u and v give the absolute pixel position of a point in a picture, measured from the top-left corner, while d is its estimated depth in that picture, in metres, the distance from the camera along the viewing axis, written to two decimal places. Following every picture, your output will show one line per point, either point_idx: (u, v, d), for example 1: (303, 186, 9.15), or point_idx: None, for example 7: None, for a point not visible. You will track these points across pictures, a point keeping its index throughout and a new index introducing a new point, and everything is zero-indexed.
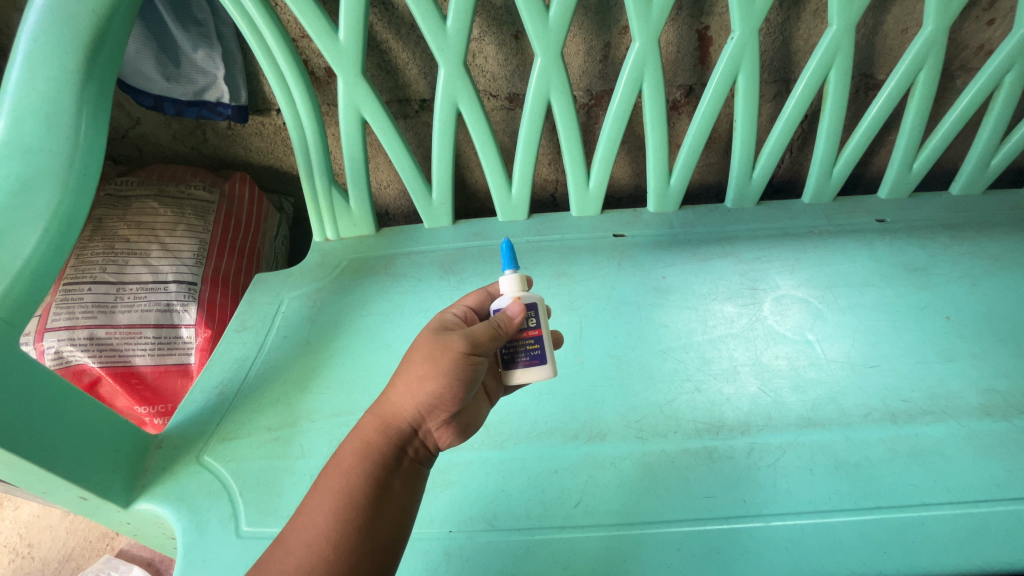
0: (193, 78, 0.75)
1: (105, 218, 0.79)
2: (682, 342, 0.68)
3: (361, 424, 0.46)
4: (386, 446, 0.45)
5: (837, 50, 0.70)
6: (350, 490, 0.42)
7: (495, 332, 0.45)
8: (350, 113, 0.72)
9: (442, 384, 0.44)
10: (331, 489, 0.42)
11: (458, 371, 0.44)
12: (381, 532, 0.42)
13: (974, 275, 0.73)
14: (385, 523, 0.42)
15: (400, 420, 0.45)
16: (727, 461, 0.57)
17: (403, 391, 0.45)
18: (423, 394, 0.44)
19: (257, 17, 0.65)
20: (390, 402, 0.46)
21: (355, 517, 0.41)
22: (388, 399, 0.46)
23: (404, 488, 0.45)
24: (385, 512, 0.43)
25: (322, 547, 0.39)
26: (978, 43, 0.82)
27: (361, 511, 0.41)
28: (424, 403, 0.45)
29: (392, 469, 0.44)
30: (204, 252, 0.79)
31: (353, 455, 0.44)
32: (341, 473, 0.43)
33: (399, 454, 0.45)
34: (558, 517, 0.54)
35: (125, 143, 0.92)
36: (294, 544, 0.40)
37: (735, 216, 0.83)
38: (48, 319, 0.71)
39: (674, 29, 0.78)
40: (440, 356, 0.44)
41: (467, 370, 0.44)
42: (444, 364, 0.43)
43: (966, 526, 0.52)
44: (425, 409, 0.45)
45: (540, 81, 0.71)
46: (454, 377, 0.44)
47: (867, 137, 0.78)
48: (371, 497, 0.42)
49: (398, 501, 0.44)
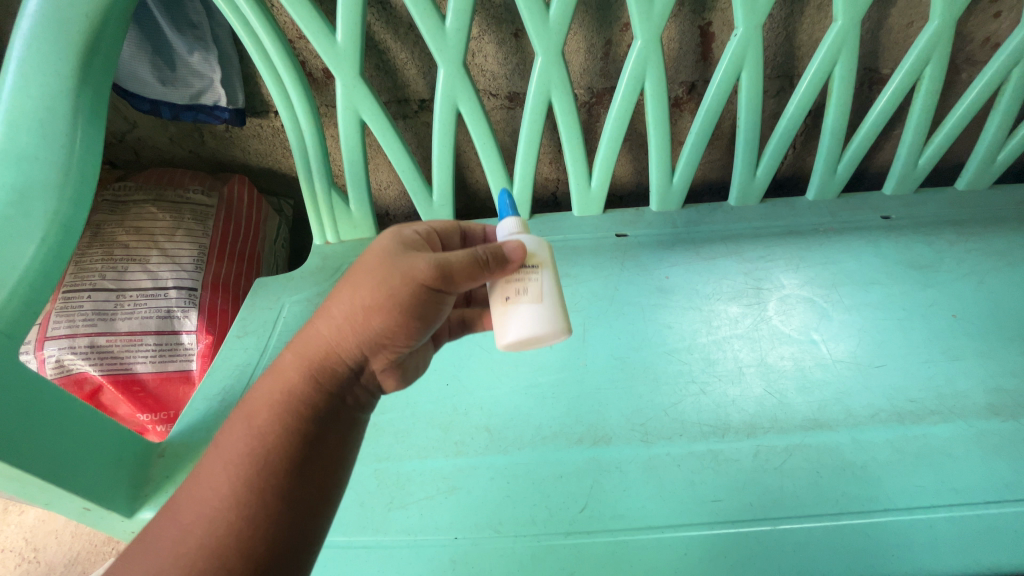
0: (190, 82, 0.74)
1: (103, 224, 0.78)
2: (686, 343, 0.68)
3: (289, 361, 0.43)
4: (310, 385, 0.42)
5: (841, 45, 0.69)
6: (265, 434, 0.40)
7: (476, 263, 0.41)
8: (349, 116, 0.71)
9: (389, 313, 0.41)
10: (236, 435, 0.40)
11: (411, 299, 0.41)
12: (300, 488, 0.39)
13: (980, 273, 0.73)
14: (308, 480, 0.40)
15: (325, 356, 0.43)
16: (733, 464, 0.57)
17: (334, 321, 0.43)
18: (376, 326, 0.42)
19: (253, 21, 0.64)
20: (310, 334, 0.44)
21: (270, 471, 0.39)
22: (309, 330, 0.44)
23: (335, 431, 0.43)
24: (309, 467, 0.40)
25: (227, 505, 0.37)
26: (983, 36, 0.81)
27: (275, 463, 0.39)
28: (367, 336, 0.43)
29: (320, 407, 0.42)
30: (203, 257, 0.79)
31: (266, 397, 0.42)
32: (261, 417, 0.41)
33: (330, 394, 0.43)
34: (564, 523, 0.54)
35: (122, 147, 0.91)
36: (201, 498, 0.38)
37: (739, 214, 0.82)
38: (47, 328, 0.70)
39: (675, 26, 0.77)
40: (399, 281, 0.41)
41: (424, 296, 0.41)
42: (391, 283, 0.41)
43: (974, 528, 0.51)
44: (362, 341, 0.43)
45: (541, 80, 0.70)
46: (406, 305, 0.41)
47: (872, 133, 0.76)
48: (291, 446, 0.40)
49: (324, 453, 0.42)
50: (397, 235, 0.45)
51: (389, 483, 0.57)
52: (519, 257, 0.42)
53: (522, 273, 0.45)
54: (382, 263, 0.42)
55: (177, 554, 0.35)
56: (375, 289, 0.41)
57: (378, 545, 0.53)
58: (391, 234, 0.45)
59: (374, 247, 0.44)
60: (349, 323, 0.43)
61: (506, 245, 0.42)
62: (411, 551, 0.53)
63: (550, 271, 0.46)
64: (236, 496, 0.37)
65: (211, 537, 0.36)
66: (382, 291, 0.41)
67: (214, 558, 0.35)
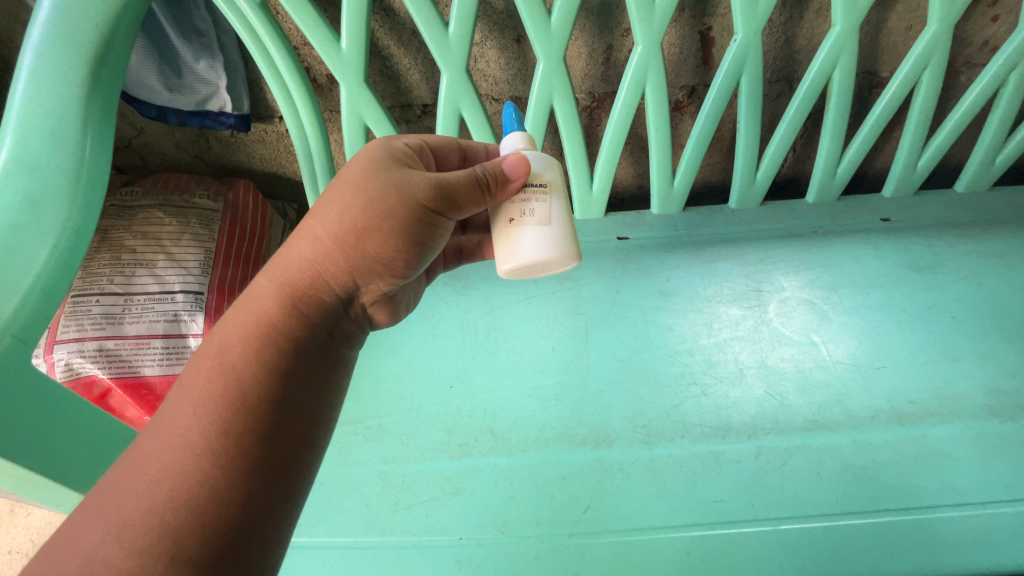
0: (196, 89, 0.74)
1: (111, 229, 0.79)
2: (687, 345, 0.68)
3: (271, 284, 0.43)
4: (286, 317, 0.42)
5: (841, 50, 0.70)
6: (238, 370, 0.39)
7: (473, 183, 0.42)
8: (353, 122, 0.72)
9: (379, 233, 0.42)
10: (206, 375, 0.39)
11: (402, 221, 0.41)
12: (277, 428, 0.38)
13: (979, 274, 0.73)
14: (284, 422, 0.39)
15: (304, 287, 0.43)
16: (734, 465, 0.57)
17: (317, 244, 0.43)
18: (363, 247, 0.42)
19: (260, 30, 0.65)
20: (286, 263, 0.43)
21: (247, 407, 0.38)
22: (284, 261, 0.43)
23: (313, 370, 0.42)
24: (286, 409, 0.39)
25: (197, 438, 0.36)
26: (982, 39, 0.82)
27: (252, 399, 0.38)
28: (354, 259, 0.43)
29: (297, 343, 0.42)
30: (209, 261, 0.80)
31: (238, 333, 0.41)
32: (239, 345, 0.40)
33: (311, 323, 0.43)
34: (568, 523, 0.55)
35: (129, 152, 0.92)
36: (170, 429, 0.36)
37: (740, 216, 0.83)
38: (56, 332, 0.71)
39: (676, 31, 0.77)
40: (392, 198, 0.41)
41: (416, 219, 0.42)
42: (380, 193, 0.41)
43: (973, 528, 0.52)
44: (344, 268, 0.43)
45: (543, 85, 0.71)
46: (397, 227, 0.42)
47: (871, 137, 0.77)
48: (269, 381, 0.39)
49: (301, 394, 0.41)
50: (386, 147, 0.45)
51: (395, 484, 0.58)
52: (520, 174, 0.43)
53: (528, 192, 0.44)
54: (371, 174, 0.42)
55: (143, 506, 0.32)
56: (362, 203, 0.41)
57: (385, 545, 0.54)
58: (380, 146, 0.45)
59: (358, 161, 0.44)
60: (329, 245, 0.42)
61: (507, 160, 0.43)
62: (417, 552, 0.54)
63: (558, 196, 0.45)
64: (212, 434, 0.36)
65: (183, 476, 0.34)
66: (368, 200, 0.41)
67: (186, 505, 0.33)
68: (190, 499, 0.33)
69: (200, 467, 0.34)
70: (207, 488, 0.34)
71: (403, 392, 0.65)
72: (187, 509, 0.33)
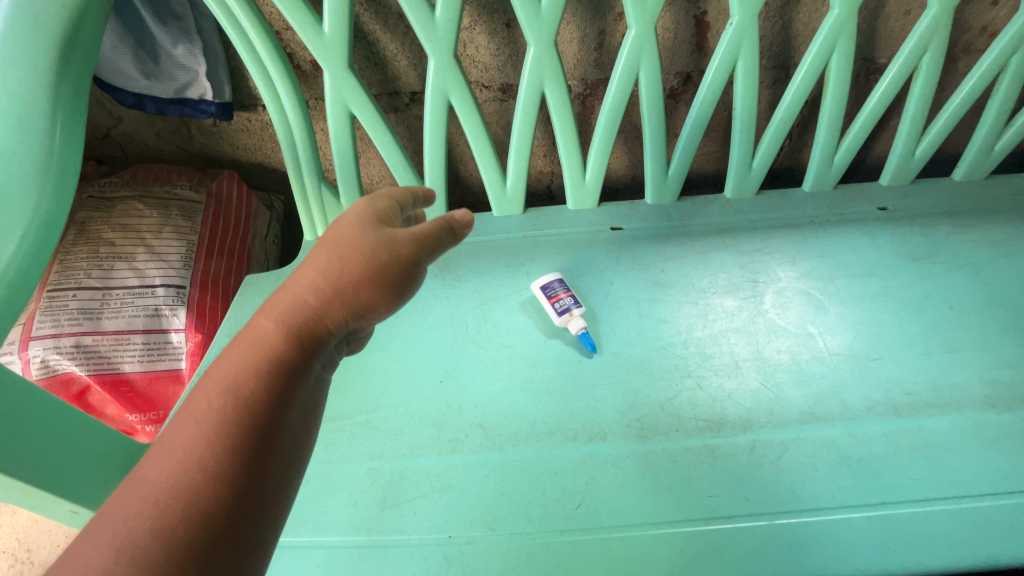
0: (175, 75, 0.72)
1: (88, 221, 0.77)
2: (682, 337, 0.67)
3: (264, 318, 0.38)
4: (287, 342, 0.37)
5: (838, 34, 0.68)
6: (235, 400, 0.34)
7: (445, 241, 0.45)
8: (338, 109, 0.70)
9: (371, 284, 0.41)
10: (206, 394, 0.34)
11: (393, 274, 0.42)
12: (271, 470, 0.33)
13: (977, 264, 0.72)
14: (278, 463, 0.34)
15: (307, 319, 0.39)
16: (729, 459, 0.56)
17: (315, 284, 0.40)
18: (356, 295, 0.40)
19: (237, 12, 0.63)
20: (285, 297, 0.39)
21: (241, 444, 0.33)
22: (284, 295, 0.39)
23: (311, 405, 0.38)
24: (281, 448, 0.34)
25: (186, 476, 0.31)
26: (982, 24, 0.80)
27: (249, 436, 0.33)
28: (347, 308, 0.40)
29: (302, 366, 0.38)
30: (192, 254, 0.78)
31: (240, 357, 0.36)
32: (232, 377, 0.35)
33: (309, 359, 0.38)
34: (560, 520, 0.53)
35: (108, 143, 0.89)
36: (155, 465, 0.31)
37: (735, 206, 0.82)
38: (32, 328, 0.69)
39: (670, 15, 0.75)
40: (383, 255, 0.42)
41: (405, 273, 0.42)
42: (374, 249, 0.42)
43: (970, 521, 0.51)
44: (344, 307, 0.40)
45: (534, 71, 0.69)
46: (388, 282, 0.41)
47: (869, 124, 0.76)
48: (266, 417, 0.34)
49: (295, 435, 0.36)
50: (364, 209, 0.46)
51: (383, 481, 0.57)
52: (469, 223, 0.48)
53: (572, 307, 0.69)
54: (362, 233, 0.43)
55: (119, 551, 0.28)
56: (360, 255, 0.41)
57: (373, 544, 0.53)
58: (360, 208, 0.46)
59: (352, 218, 0.44)
60: (330, 284, 0.40)
61: (457, 213, 0.47)
62: (404, 551, 0.52)
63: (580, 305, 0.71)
64: (203, 471, 0.31)
65: (168, 520, 0.29)
66: (364, 256, 0.41)
67: (185, 538, 0.29)
68: (172, 549, 0.29)
69: (215, 491, 0.31)
70: (213, 519, 0.30)
71: (391, 387, 0.64)
72: (171, 558, 0.28)
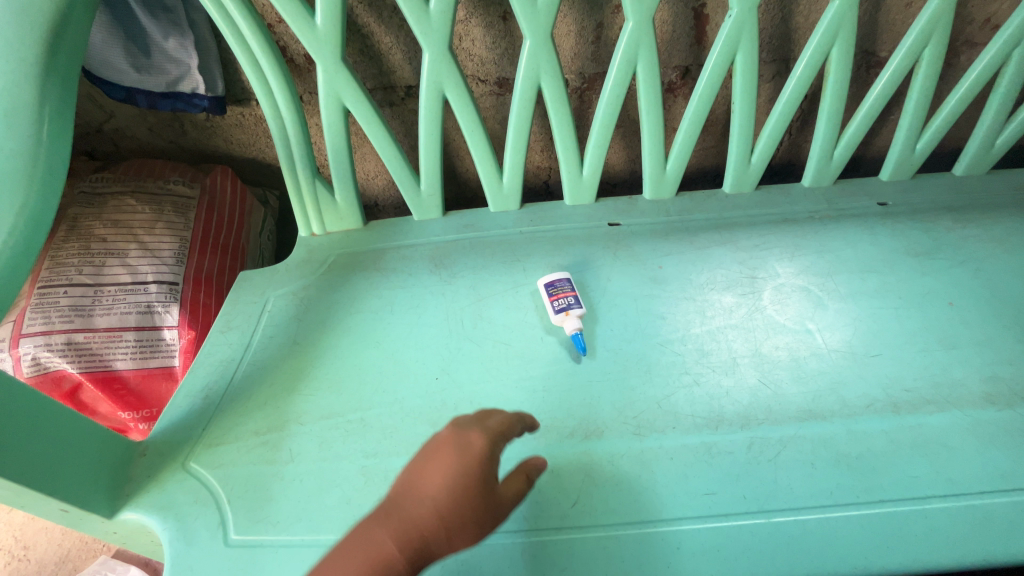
0: (166, 69, 0.71)
1: (79, 217, 0.76)
2: (679, 334, 0.66)
3: (387, 532, 0.44)
4: (402, 558, 0.44)
5: (838, 27, 0.67)
6: None
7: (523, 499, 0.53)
8: (331, 103, 0.69)
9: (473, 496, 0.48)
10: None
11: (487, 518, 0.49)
12: None
13: (977, 259, 0.72)
14: None
15: (418, 534, 0.45)
16: (726, 457, 0.56)
17: (436, 503, 0.47)
18: (457, 529, 0.47)
19: (228, 3, 0.62)
20: (410, 510, 0.46)
21: None
22: (408, 511, 0.46)
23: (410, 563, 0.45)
24: None
25: None
26: (984, 17, 0.79)
27: None
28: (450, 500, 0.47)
29: None
30: (184, 250, 0.77)
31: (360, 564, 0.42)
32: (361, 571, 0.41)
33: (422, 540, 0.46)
34: (556, 519, 0.53)
35: (100, 138, 0.88)
36: None
37: (734, 201, 0.81)
38: (22, 325, 0.69)
39: (669, 7, 0.74)
40: (494, 509, 0.49)
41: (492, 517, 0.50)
42: (476, 488, 0.48)
43: (969, 519, 0.51)
44: (447, 536, 0.47)
45: (530, 64, 0.68)
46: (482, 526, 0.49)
47: (869, 118, 0.75)
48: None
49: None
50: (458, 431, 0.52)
51: (377, 480, 0.56)
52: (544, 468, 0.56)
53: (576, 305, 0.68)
54: (466, 464, 0.49)
55: None
56: (468, 494, 0.48)
57: None
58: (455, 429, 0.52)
59: (473, 447, 0.51)
60: (439, 529, 0.46)
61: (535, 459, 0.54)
62: None
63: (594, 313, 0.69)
64: None
65: None
66: (467, 490, 0.48)
67: None
68: None
69: None
70: None
71: (386, 384, 0.63)
72: None
